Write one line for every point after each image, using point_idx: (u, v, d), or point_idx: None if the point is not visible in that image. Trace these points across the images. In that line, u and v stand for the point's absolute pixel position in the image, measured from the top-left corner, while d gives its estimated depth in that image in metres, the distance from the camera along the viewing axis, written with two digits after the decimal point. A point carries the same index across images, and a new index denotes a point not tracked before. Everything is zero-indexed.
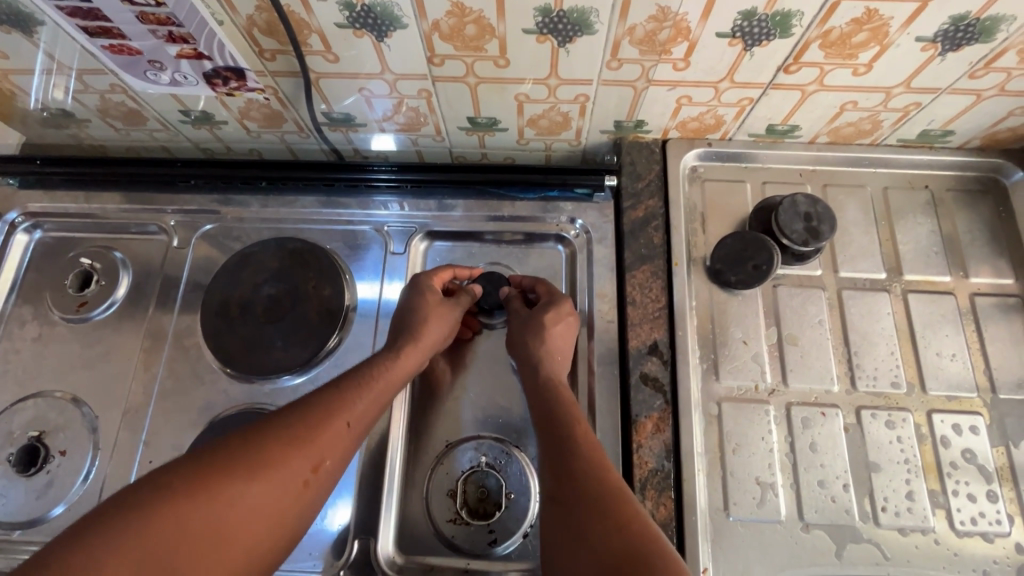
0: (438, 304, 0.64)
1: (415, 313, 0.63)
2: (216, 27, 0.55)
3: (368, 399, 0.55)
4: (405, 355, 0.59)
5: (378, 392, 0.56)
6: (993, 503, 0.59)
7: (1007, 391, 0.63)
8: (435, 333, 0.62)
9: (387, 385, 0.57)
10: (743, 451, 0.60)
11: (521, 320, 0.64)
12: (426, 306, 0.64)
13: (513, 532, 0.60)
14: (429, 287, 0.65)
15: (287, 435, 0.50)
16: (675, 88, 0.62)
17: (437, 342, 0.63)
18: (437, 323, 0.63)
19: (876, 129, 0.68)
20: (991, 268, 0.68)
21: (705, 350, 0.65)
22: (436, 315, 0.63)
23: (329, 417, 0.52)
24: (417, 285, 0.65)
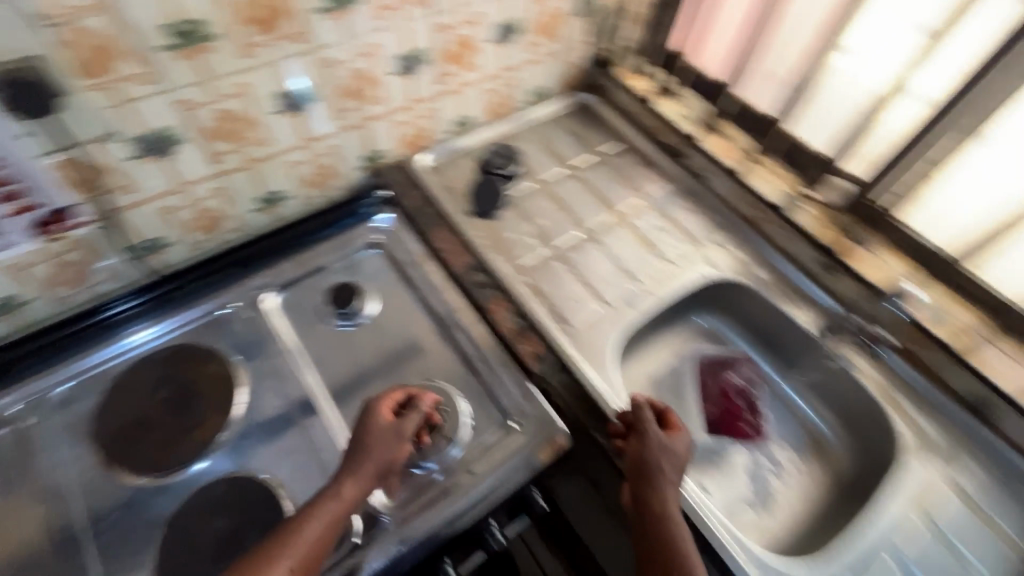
0: (383, 431, 0.70)
1: (359, 448, 0.68)
2: (50, 170, 0.65)
3: (309, 542, 0.60)
4: (343, 497, 0.64)
5: (320, 536, 0.61)
6: (677, 242, 1.02)
7: (651, 190, 1.08)
8: (372, 466, 0.67)
9: (317, 529, 0.61)
10: (556, 291, 0.91)
11: (660, 443, 0.70)
12: (367, 441, 0.69)
13: (460, 427, 0.78)
14: (372, 421, 0.70)
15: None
16: (386, 118, 0.93)
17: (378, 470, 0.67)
18: (378, 452, 0.68)
19: (510, 101, 1.11)
20: (608, 142, 1.16)
21: (501, 254, 0.94)
22: (376, 444, 0.69)
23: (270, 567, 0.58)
24: (362, 424, 0.70)
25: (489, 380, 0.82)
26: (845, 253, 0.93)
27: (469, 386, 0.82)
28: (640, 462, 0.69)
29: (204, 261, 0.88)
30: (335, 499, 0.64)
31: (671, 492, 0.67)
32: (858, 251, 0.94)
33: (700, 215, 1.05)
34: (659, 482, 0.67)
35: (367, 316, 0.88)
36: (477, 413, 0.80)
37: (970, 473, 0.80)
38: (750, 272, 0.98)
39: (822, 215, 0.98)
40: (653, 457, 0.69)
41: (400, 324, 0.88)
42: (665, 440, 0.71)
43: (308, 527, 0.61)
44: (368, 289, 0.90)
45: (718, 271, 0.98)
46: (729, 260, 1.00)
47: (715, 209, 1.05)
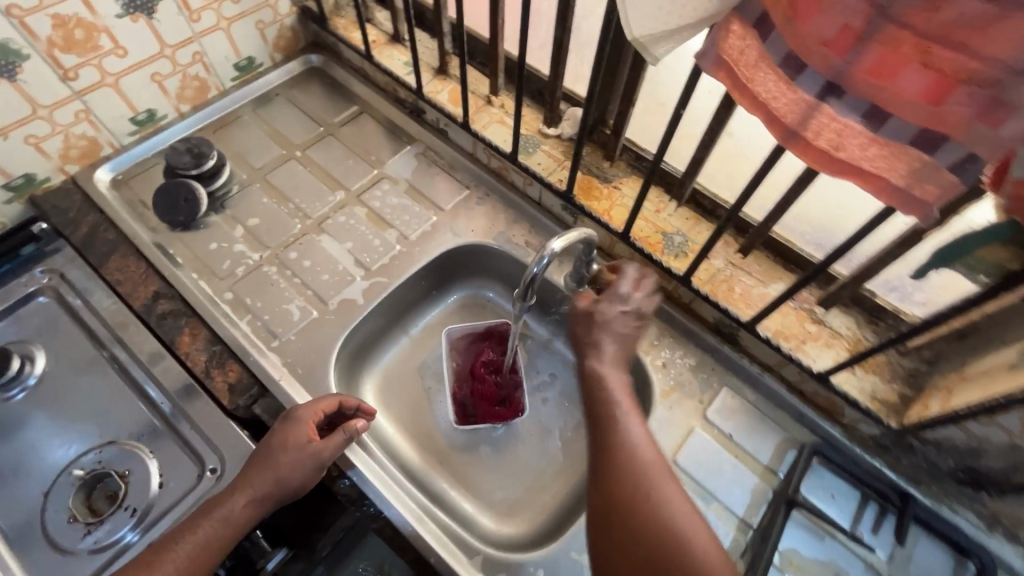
0: (302, 451, 0.63)
1: (274, 461, 0.62)
2: None
3: (177, 571, 0.56)
4: (232, 519, 0.60)
5: (190, 563, 0.57)
6: (421, 211, 0.90)
7: (388, 157, 0.95)
8: (274, 488, 0.62)
9: (193, 547, 0.58)
10: (265, 301, 0.78)
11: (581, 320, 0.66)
12: (283, 457, 0.62)
13: (146, 493, 0.67)
14: (297, 434, 0.63)
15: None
16: (7, 135, 0.75)
17: (287, 491, 0.62)
18: (285, 473, 0.62)
19: (205, 81, 0.94)
20: (342, 108, 1.01)
21: (198, 271, 0.80)
22: (289, 462, 0.62)
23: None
24: (288, 432, 0.63)
25: (180, 427, 0.71)
26: (582, 192, 0.84)
27: (161, 439, 0.71)
28: (584, 324, 0.65)
29: None
30: (223, 518, 0.60)
31: (601, 358, 0.62)
32: (596, 186, 0.84)
33: (445, 175, 0.94)
34: (594, 343, 0.63)
35: (36, 375, 0.74)
36: (170, 469, 0.69)
37: (721, 402, 0.76)
38: (498, 231, 0.88)
39: (560, 153, 0.87)
40: (575, 333, 0.66)
41: (78, 382, 0.74)
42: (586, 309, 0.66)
43: (186, 543, 0.58)
44: (35, 346, 0.76)
45: (459, 237, 0.88)
46: (476, 222, 0.89)
47: (460, 165, 0.94)
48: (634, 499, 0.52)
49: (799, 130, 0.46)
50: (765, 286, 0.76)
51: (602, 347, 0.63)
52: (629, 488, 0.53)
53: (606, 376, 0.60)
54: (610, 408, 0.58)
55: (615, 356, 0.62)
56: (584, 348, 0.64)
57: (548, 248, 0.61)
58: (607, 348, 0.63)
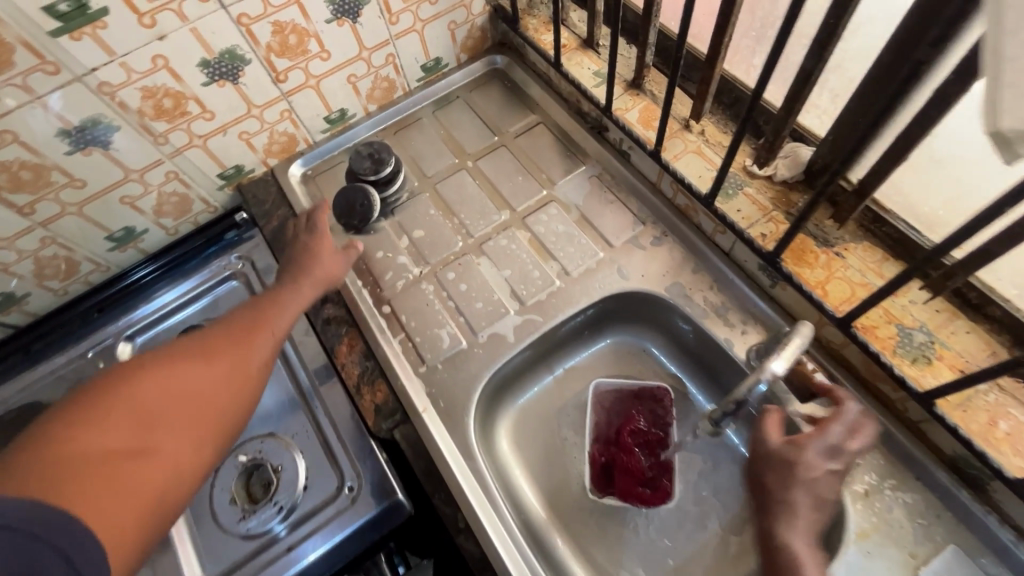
0: (334, 252, 0.76)
1: (308, 253, 0.76)
2: None
3: (281, 313, 0.69)
4: (308, 287, 0.73)
5: (288, 310, 0.70)
6: (585, 243, 0.81)
7: (558, 177, 0.88)
8: (327, 273, 0.75)
9: (280, 326, 0.68)
10: (419, 321, 0.77)
11: (783, 462, 0.57)
12: (315, 247, 0.76)
13: (292, 493, 0.71)
14: (320, 232, 0.78)
15: (227, 343, 0.63)
16: (225, 131, 0.82)
17: (332, 274, 0.75)
18: (323, 264, 0.75)
19: (393, 82, 0.93)
20: (519, 116, 0.95)
21: (363, 278, 0.82)
22: (322, 253, 0.76)
23: (255, 332, 0.66)
24: (313, 233, 0.77)
25: (329, 436, 0.73)
26: (792, 254, 0.68)
27: (311, 441, 0.74)
28: (788, 464, 0.57)
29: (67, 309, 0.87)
30: (298, 289, 0.72)
31: (795, 528, 0.55)
32: (811, 250, 0.67)
33: (619, 205, 0.83)
34: (791, 499, 0.56)
35: None
36: (314, 473, 0.72)
37: (945, 565, 0.58)
38: (672, 280, 0.77)
39: (768, 199, 0.72)
40: (771, 476, 0.57)
41: None
42: (779, 452, 0.58)
43: (271, 326, 0.68)
44: None
45: (626, 281, 0.78)
46: (647, 265, 0.78)
47: (638, 196, 0.83)
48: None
49: None
50: None
51: (797, 503, 0.55)
52: None
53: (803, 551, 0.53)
54: None
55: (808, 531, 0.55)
56: (776, 506, 0.56)
57: (769, 369, 0.54)
58: (806, 515, 0.55)
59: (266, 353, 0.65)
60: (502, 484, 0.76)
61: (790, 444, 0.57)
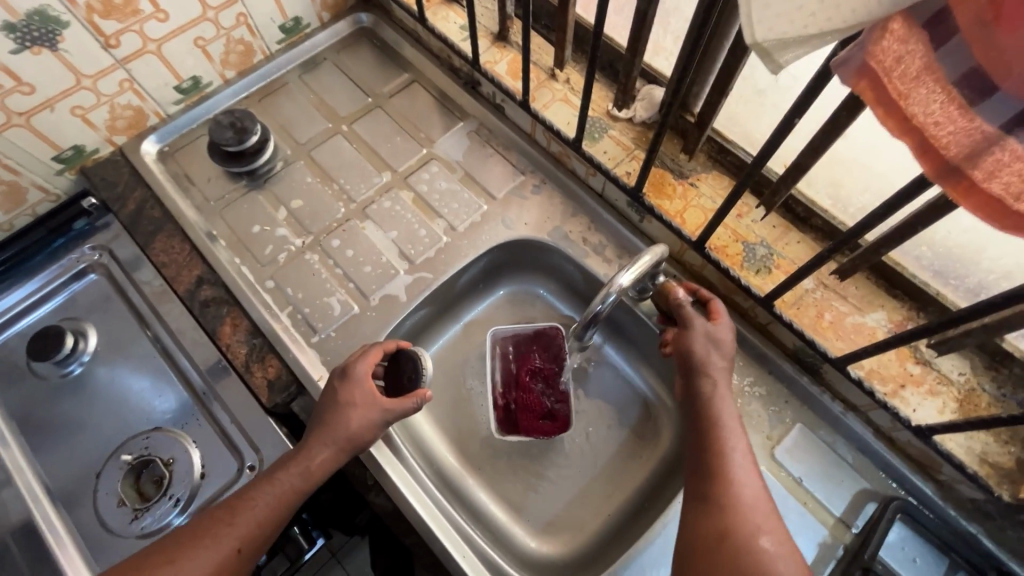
0: (369, 408, 0.63)
1: (336, 406, 0.63)
2: None
3: (263, 514, 0.58)
4: (310, 471, 0.60)
5: (273, 503, 0.58)
6: (468, 198, 0.83)
7: (437, 134, 0.88)
8: (343, 441, 0.62)
9: (252, 524, 0.57)
10: (307, 291, 0.76)
11: (707, 338, 0.63)
12: (349, 400, 0.63)
13: (187, 482, 0.68)
14: (364, 380, 0.64)
15: (184, 559, 0.55)
16: (53, 107, 0.73)
17: (349, 442, 0.62)
18: (349, 423, 0.62)
19: (251, 45, 0.87)
20: (391, 76, 0.93)
21: (241, 255, 0.78)
22: (354, 412, 0.62)
23: (221, 540, 0.56)
24: (353, 376, 0.64)
25: (223, 421, 0.71)
26: (653, 189, 0.73)
27: (204, 430, 0.71)
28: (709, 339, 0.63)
29: None
30: (298, 468, 0.60)
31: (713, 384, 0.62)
32: (668, 183, 0.73)
33: (499, 158, 0.85)
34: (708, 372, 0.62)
35: (88, 355, 0.75)
36: (211, 459, 0.70)
37: (793, 440, 0.68)
38: (553, 225, 0.80)
39: (630, 140, 0.77)
40: (691, 358, 0.63)
41: (129, 364, 0.75)
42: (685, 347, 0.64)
43: (238, 531, 0.57)
44: (87, 323, 0.77)
45: (512, 230, 0.81)
46: (530, 212, 0.81)
47: (516, 147, 0.85)
48: (725, 528, 0.52)
49: (964, 166, 0.34)
50: (861, 314, 0.65)
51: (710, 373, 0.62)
52: (729, 515, 0.53)
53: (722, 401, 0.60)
54: (721, 435, 0.58)
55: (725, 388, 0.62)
56: (696, 374, 0.63)
57: (618, 282, 0.61)
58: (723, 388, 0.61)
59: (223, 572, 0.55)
60: (410, 439, 0.78)
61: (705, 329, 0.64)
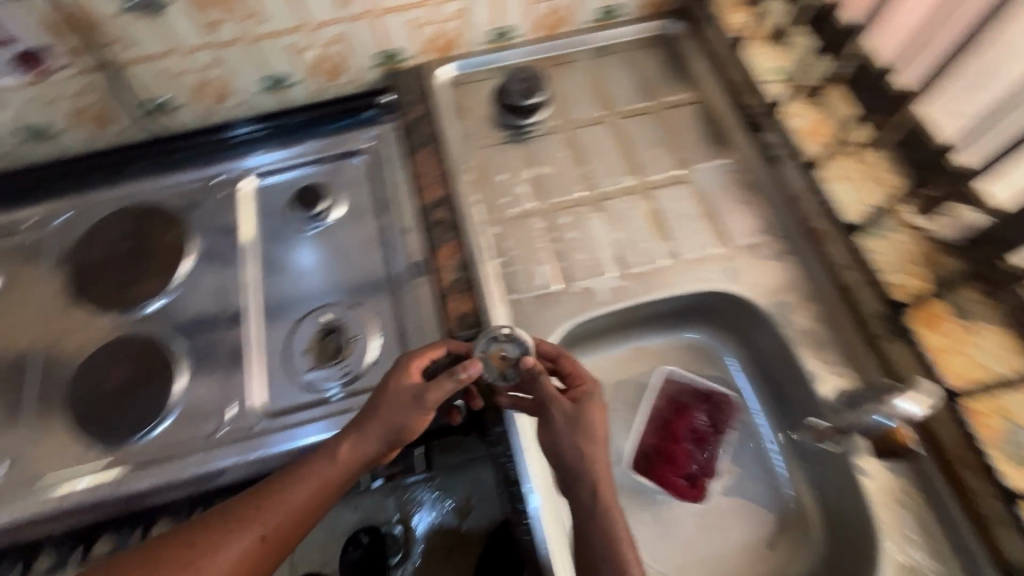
0: (398, 396, 0.61)
1: (376, 393, 0.62)
2: (30, 39, 0.73)
3: (312, 491, 0.57)
4: (348, 453, 0.59)
5: (327, 482, 0.57)
6: (702, 233, 0.80)
7: (698, 161, 0.85)
8: (383, 430, 0.60)
9: (304, 497, 0.56)
10: (522, 251, 0.79)
11: (567, 414, 0.62)
12: (388, 385, 0.62)
13: (359, 361, 0.74)
14: (402, 369, 0.62)
15: (238, 526, 0.54)
16: (399, 13, 0.83)
17: (389, 432, 0.60)
18: (388, 412, 0.60)
19: (567, 16, 0.92)
20: (676, 89, 0.92)
21: (480, 194, 0.83)
22: (387, 403, 0.61)
23: (248, 527, 0.54)
24: (396, 366, 0.63)
25: (408, 327, 0.76)
26: (922, 316, 0.65)
27: (389, 326, 0.77)
28: (583, 393, 0.64)
29: (191, 131, 0.90)
30: (345, 450, 0.59)
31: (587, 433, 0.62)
32: (942, 317, 0.65)
33: (749, 208, 0.81)
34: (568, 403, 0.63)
35: (329, 222, 0.85)
36: (384, 354, 0.75)
37: None
38: (779, 298, 0.75)
39: (916, 252, 0.68)
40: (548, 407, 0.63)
41: (355, 244, 0.84)
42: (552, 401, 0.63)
43: (291, 503, 0.56)
44: (339, 194, 0.87)
45: (733, 283, 0.77)
46: (760, 275, 0.77)
47: (772, 206, 0.80)
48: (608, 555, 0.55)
49: None
50: None
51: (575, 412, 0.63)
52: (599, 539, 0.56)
53: (582, 438, 0.61)
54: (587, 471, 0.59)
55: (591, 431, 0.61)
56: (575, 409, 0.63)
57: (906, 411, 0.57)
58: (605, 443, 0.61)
59: (274, 543, 0.55)
60: None
61: (578, 396, 0.64)
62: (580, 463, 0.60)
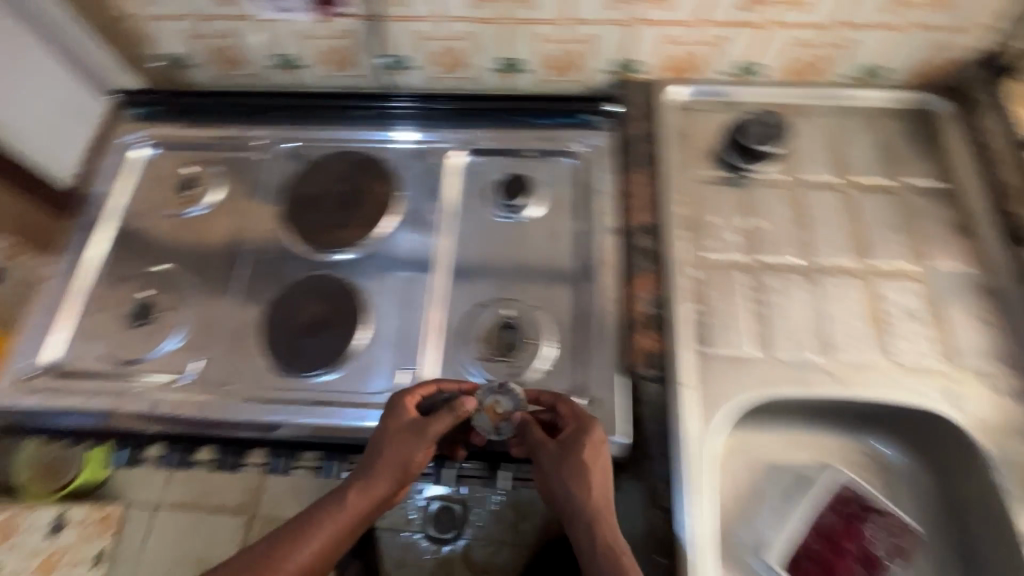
0: (399, 435, 0.62)
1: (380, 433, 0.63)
2: None
3: (323, 542, 0.56)
4: (355, 500, 0.58)
5: (336, 533, 0.57)
6: (924, 341, 0.72)
7: (936, 260, 0.77)
8: (391, 470, 0.60)
9: (312, 551, 0.55)
10: (720, 304, 0.74)
11: (551, 457, 0.61)
12: (389, 426, 0.63)
13: (530, 365, 0.74)
14: (399, 407, 0.64)
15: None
16: (657, 27, 0.80)
17: (395, 468, 0.60)
18: (395, 453, 0.61)
19: (825, 66, 0.85)
20: (925, 173, 0.83)
21: (688, 231, 0.79)
22: (394, 443, 0.61)
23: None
24: (391, 406, 0.64)
25: (586, 347, 0.75)
26: None
27: (566, 339, 0.75)
28: (581, 428, 0.63)
29: (416, 94, 0.93)
30: (351, 495, 0.58)
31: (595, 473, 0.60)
32: None
33: (987, 330, 0.72)
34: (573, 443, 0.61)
35: (525, 217, 0.85)
36: (556, 366, 0.74)
37: None
38: (1004, 441, 0.66)
39: None
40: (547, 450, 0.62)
41: (545, 246, 0.83)
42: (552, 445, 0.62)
43: (302, 555, 0.55)
44: (541, 192, 0.86)
45: (951, 408, 0.69)
46: (985, 408, 0.68)
47: (1016, 336, 0.71)
48: None
49: None
50: None
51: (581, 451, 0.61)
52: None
53: (585, 483, 0.59)
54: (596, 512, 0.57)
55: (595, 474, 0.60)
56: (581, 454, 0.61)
57: None
58: (598, 482, 0.59)
59: None
60: None
61: (569, 437, 0.63)
62: (579, 505, 0.58)
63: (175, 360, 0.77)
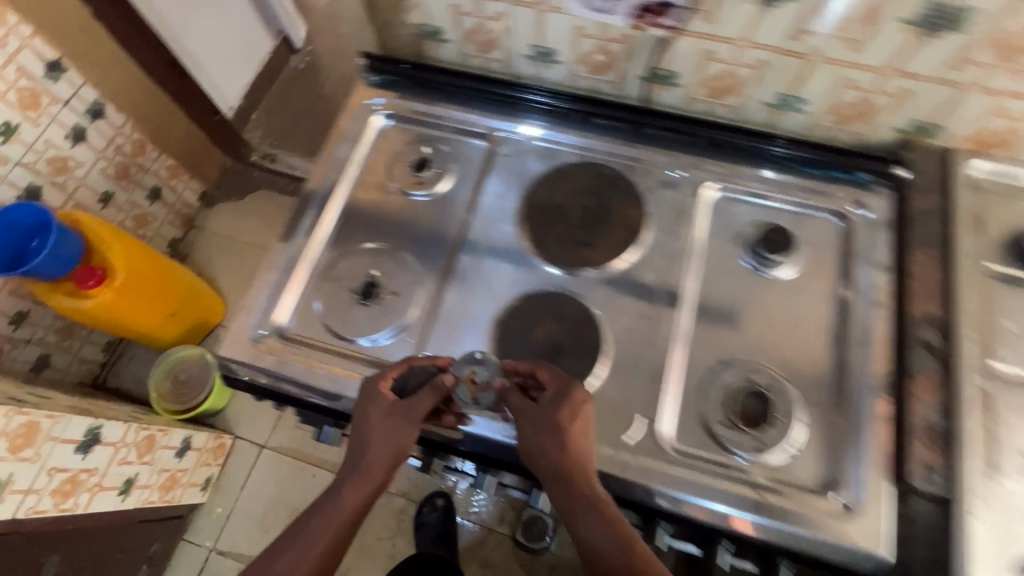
0: (387, 416, 0.64)
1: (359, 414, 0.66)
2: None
3: (350, 508, 0.63)
4: (354, 479, 0.64)
5: (353, 509, 0.63)
6: None
7: None
8: (384, 452, 0.64)
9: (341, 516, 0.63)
10: (1015, 429, 0.65)
11: (562, 416, 0.62)
12: (374, 413, 0.65)
13: (781, 446, 0.67)
14: (379, 395, 0.65)
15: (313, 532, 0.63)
16: (996, 97, 0.69)
17: (387, 455, 0.64)
18: (385, 440, 0.64)
19: None
20: None
21: (980, 334, 0.69)
22: (378, 426, 0.64)
23: (319, 539, 0.62)
24: (368, 394, 0.66)
25: (845, 438, 0.67)
26: None
27: (821, 423, 0.68)
28: (560, 394, 0.63)
29: (671, 113, 0.86)
30: (346, 470, 0.64)
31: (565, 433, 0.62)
32: None
33: None
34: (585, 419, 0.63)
35: (776, 275, 0.77)
36: (808, 453, 0.67)
37: None
38: None
39: None
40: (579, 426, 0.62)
41: (801, 311, 0.75)
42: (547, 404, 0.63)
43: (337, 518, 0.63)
44: (800, 251, 0.78)
45: None
46: None
47: None
48: None
49: None
50: None
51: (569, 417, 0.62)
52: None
53: (578, 441, 0.62)
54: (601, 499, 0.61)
55: (580, 435, 0.62)
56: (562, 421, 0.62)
57: None
58: (591, 442, 0.62)
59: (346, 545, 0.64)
60: None
61: (549, 402, 0.63)
62: (574, 467, 0.61)
63: (397, 349, 0.74)
